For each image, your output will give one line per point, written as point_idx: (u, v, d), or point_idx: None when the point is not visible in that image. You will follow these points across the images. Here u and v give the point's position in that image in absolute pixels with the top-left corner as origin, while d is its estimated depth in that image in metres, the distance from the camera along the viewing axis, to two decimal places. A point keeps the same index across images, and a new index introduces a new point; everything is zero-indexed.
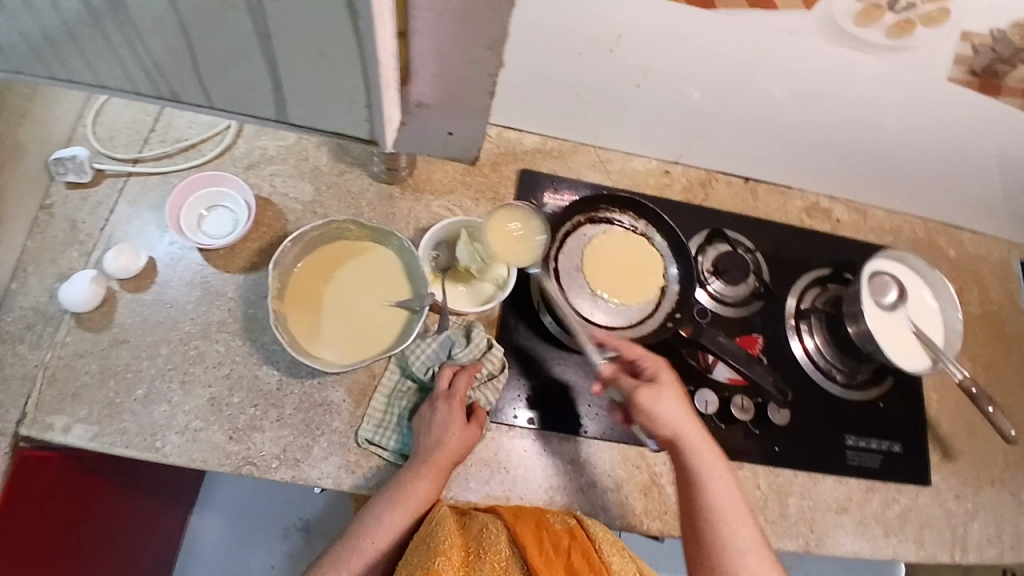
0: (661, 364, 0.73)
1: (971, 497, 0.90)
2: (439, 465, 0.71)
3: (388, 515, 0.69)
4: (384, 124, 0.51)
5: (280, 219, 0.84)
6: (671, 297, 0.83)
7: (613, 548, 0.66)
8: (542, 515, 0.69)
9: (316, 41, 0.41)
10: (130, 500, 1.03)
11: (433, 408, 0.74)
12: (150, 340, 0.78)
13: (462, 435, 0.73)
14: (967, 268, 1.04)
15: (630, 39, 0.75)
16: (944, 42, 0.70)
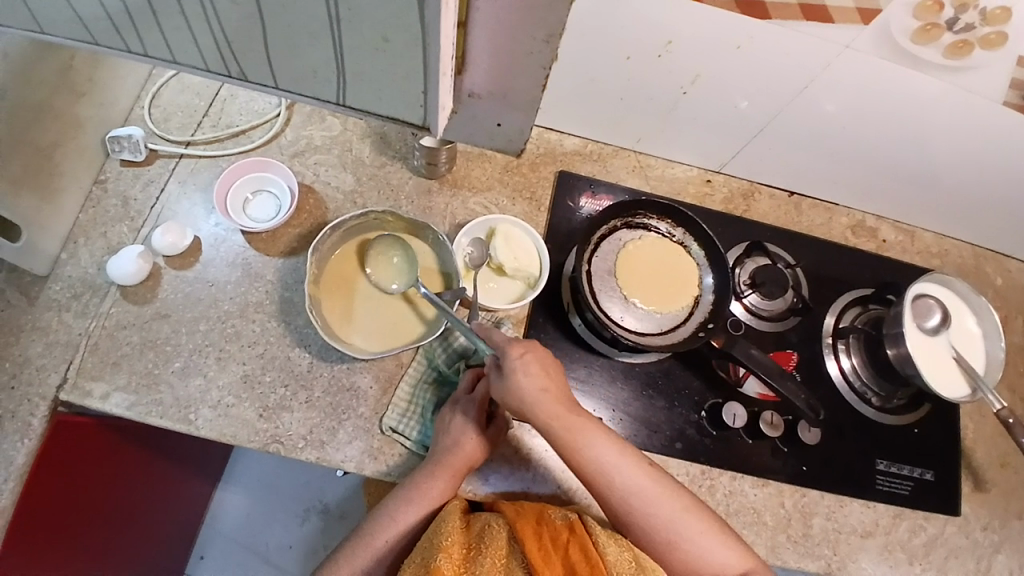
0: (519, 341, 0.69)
1: (1000, 530, 0.87)
2: (456, 465, 0.72)
3: (400, 512, 0.71)
4: (437, 111, 0.52)
5: (321, 206, 0.85)
6: (704, 308, 0.82)
7: (611, 539, 0.64)
8: (544, 510, 0.68)
9: (381, 29, 0.43)
10: (161, 469, 1.06)
11: (454, 409, 0.75)
12: (190, 316, 0.81)
13: (481, 436, 0.74)
14: (1012, 297, 1.01)
15: (679, 44, 0.74)
16: (1004, 65, 0.68)
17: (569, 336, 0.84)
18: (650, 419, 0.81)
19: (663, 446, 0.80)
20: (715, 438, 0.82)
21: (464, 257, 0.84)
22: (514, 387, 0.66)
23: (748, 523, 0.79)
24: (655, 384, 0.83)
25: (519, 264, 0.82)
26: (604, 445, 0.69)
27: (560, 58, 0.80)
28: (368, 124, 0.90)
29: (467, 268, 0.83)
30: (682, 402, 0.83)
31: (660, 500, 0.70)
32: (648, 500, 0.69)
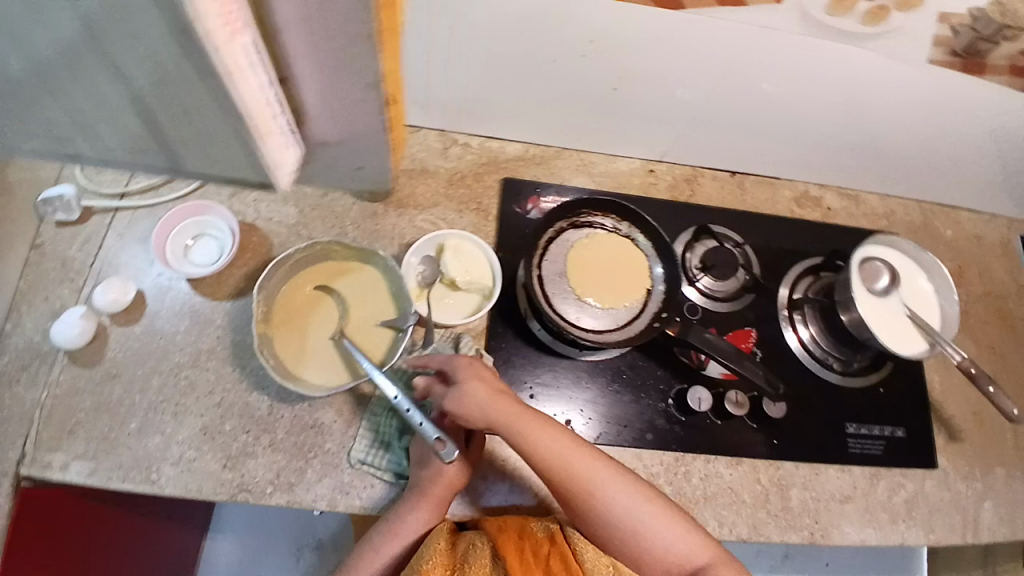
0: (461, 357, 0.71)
1: (979, 479, 0.88)
2: (438, 498, 0.71)
3: (384, 547, 0.70)
4: (277, 168, 0.56)
5: (266, 243, 0.83)
6: (657, 299, 0.82)
7: (588, 547, 0.67)
8: (526, 523, 0.69)
9: (214, 104, 0.48)
10: (142, 534, 1.01)
11: (431, 436, 0.74)
12: (142, 372, 0.78)
13: (460, 464, 0.72)
14: (965, 249, 1.02)
15: (601, 41, 0.74)
16: (926, 23, 0.68)
17: (529, 343, 0.83)
18: (620, 415, 0.81)
19: (636, 438, 0.80)
20: (685, 424, 0.82)
21: (416, 278, 0.83)
22: (458, 400, 0.67)
23: (729, 504, 0.79)
24: (618, 378, 0.83)
25: (471, 278, 0.83)
26: (552, 438, 0.68)
27: (487, 66, 0.79)
28: None
29: (417, 289, 0.82)
30: (649, 394, 0.83)
31: (616, 487, 0.69)
32: (603, 488, 0.68)
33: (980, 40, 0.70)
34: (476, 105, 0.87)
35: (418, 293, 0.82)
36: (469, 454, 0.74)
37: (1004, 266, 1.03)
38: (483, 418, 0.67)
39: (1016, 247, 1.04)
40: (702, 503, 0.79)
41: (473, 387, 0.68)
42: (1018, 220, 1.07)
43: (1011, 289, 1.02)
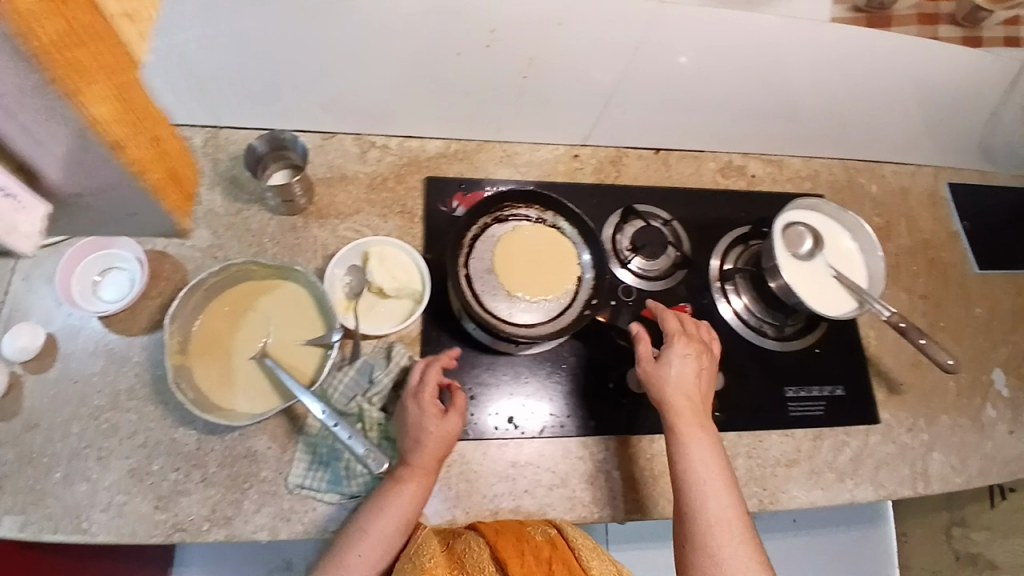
0: (683, 334, 0.78)
1: (924, 429, 0.91)
2: (424, 466, 0.69)
3: (372, 524, 0.67)
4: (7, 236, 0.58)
5: (180, 269, 0.80)
6: (587, 287, 0.82)
7: (593, 552, 0.64)
8: (522, 528, 0.67)
9: None
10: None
11: (405, 407, 0.72)
12: (63, 419, 0.74)
13: (439, 427, 0.70)
14: (892, 204, 1.03)
15: (503, 31, 0.73)
16: None
17: (465, 344, 0.83)
18: (562, 406, 0.83)
19: (577, 428, 0.82)
20: (627, 408, 0.84)
21: (344, 289, 0.80)
22: (678, 365, 0.76)
23: None
24: (559, 370, 0.84)
25: (399, 284, 0.80)
26: (695, 435, 0.73)
27: (391, 62, 0.77)
28: (213, 172, 0.84)
29: (347, 300, 0.80)
30: (588, 382, 0.84)
31: (716, 497, 0.69)
32: (701, 494, 0.69)
33: None
34: (390, 107, 0.84)
35: (346, 305, 0.79)
36: (448, 416, 0.71)
37: (933, 216, 1.04)
38: (686, 402, 0.74)
39: (944, 196, 1.05)
40: (650, 482, 0.82)
41: (683, 366, 0.76)
42: (945, 166, 1.07)
43: (942, 237, 1.03)
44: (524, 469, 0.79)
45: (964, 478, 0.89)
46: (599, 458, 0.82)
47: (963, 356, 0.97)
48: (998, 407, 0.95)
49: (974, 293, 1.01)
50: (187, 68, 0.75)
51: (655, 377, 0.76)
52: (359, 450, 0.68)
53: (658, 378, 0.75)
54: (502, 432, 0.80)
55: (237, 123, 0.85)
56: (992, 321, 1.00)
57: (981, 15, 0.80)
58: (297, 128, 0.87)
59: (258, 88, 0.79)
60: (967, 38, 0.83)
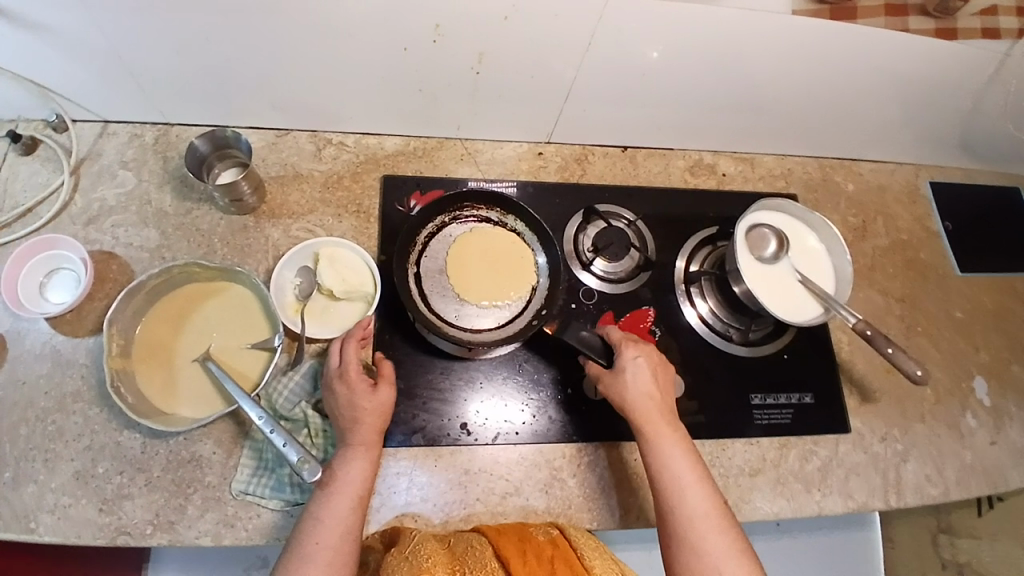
0: (637, 341, 0.74)
1: (898, 437, 0.88)
2: (365, 441, 0.68)
3: (325, 512, 0.64)
4: None
5: (127, 270, 0.79)
6: (538, 298, 0.80)
7: (594, 553, 0.64)
8: (525, 529, 0.67)
9: None
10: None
11: (332, 390, 0.71)
12: (8, 422, 0.72)
13: (372, 400, 0.70)
14: (869, 201, 1.00)
15: (449, 27, 0.70)
16: None
17: (418, 349, 0.81)
18: (518, 412, 0.80)
19: (534, 434, 0.80)
20: (586, 414, 0.82)
21: (293, 291, 0.79)
22: (634, 365, 0.71)
23: (638, 490, 0.80)
24: (515, 375, 0.81)
25: (349, 287, 0.78)
26: (662, 434, 0.69)
27: (335, 60, 0.74)
28: (166, 170, 0.83)
29: (296, 303, 0.78)
30: (546, 387, 0.82)
31: (694, 494, 0.66)
32: (679, 493, 0.66)
33: None
34: (343, 104, 0.83)
35: (296, 308, 0.78)
36: (378, 388, 0.71)
37: (912, 214, 1.01)
38: (650, 402, 0.70)
39: (924, 193, 1.03)
40: (607, 492, 0.80)
41: (639, 371, 0.71)
42: (927, 164, 1.05)
43: (921, 238, 1.00)
44: (477, 477, 0.77)
45: (940, 488, 0.86)
46: (556, 464, 0.80)
47: (941, 361, 0.93)
48: (977, 415, 0.91)
49: (954, 295, 0.98)
50: (123, 66, 0.73)
51: (614, 383, 0.72)
52: (293, 458, 0.66)
53: (616, 384, 0.71)
54: (453, 439, 0.78)
55: (188, 118, 0.84)
56: (972, 324, 0.96)
57: (954, 4, 0.74)
58: (249, 125, 0.86)
59: (205, 88, 0.78)
60: (941, 29, 0.77)
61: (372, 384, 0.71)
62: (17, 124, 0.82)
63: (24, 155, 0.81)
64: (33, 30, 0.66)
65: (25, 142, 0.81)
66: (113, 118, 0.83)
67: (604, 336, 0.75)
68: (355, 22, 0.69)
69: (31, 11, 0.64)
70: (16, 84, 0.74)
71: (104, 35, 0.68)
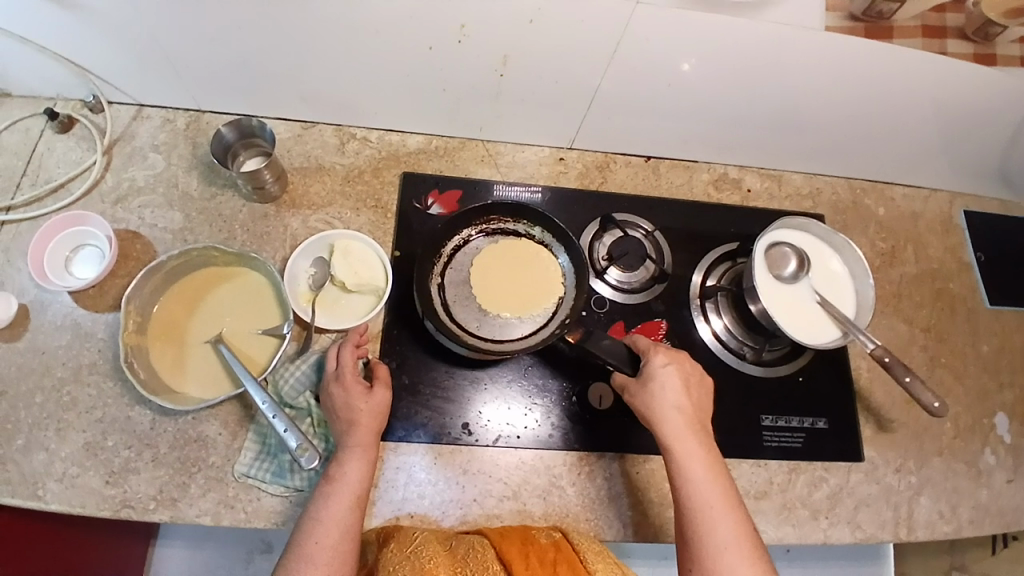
0: (667, 349, 0.72)
1: (914, 471, 0.85)
2: (361, 443, 0.69)
3: (324, 512, 0.65)
4: None
5: (150, 249, 0.81)
6: (565, 308, 0.80)
7: (597, 557, 0.63)
8: (528, 532, 0.68)
9: None
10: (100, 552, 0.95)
11: (328, 392, 0.71)
12: (27, 389, 0.74)
13: (368, 402, 0.70)
14: (899, 227, 0.97)
15: (475, 27, 0.71)
16: None
17: (426, 346, 0.81)
18: (521, 417, 0.80)
19: (536, 439, 0.79)
20: (589, 423, 0.81)
21: (307, 280, 0.80)
22: (663, 381, 0.69)
23: (637, 504, 0.79)
24: (520, 379, 0.81)
25: (361, 281, 0.78)
26: (692, 453, 0.66)
27: (359, 54, 0.75)
28: (194, 155, 0.85)
29: (308, 292, 0.79)
30: (551, 393, 0.81)
31: (724, 521, 0.63)
32: (707, 520, 0.63)
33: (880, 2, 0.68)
34: (368, 100, 0.84)
35: (309, 297, 0.79)
36: (374, 390, 0.71)
37: (944, 242, 0.97)
38: (679, 418, 0.68)
39: (957, 222, 0.99)
40: (605, 504, 0.78)
41: (672, 384, 0.69)
42: (964, 192, 1.01)
43: (952, 267, 0.96)
44: (475, 478, 0.77)
45: (954, 527, 0.83)
46: (555, 472, 0.79)
47: (964, 396, 0.89)
48: (999, 454, 0.87)
49: (982, 328, 0.94)
50: (159, 51, 0.75)
51: (642, 395, 0.69)
52: (292, 445, 0.67)
53: (646, 397, 0.69)
54: (454, 438, 0.78)
55: (218, 106, 0.86)
56: (1000, 360, 0.92)
57: (994, 31, 0.72)
58: (276, 115, 0.88)
59: (234, 77, 0.80)
60: (979, 54, 0.75)
61: (368, 387, 0.71)
62: (56, 103, 0.85)
63: (61, 132, 0.84)
64: (77, 13, 0.69)
65: (62, 121, 0.84)
66: (148, 102, 0.86)
67: (631, 345, 0.73)
68: (382, 17, 0.69)
69: None
70: (58, 63, 0.78)
71: (141, 20, 0.70)
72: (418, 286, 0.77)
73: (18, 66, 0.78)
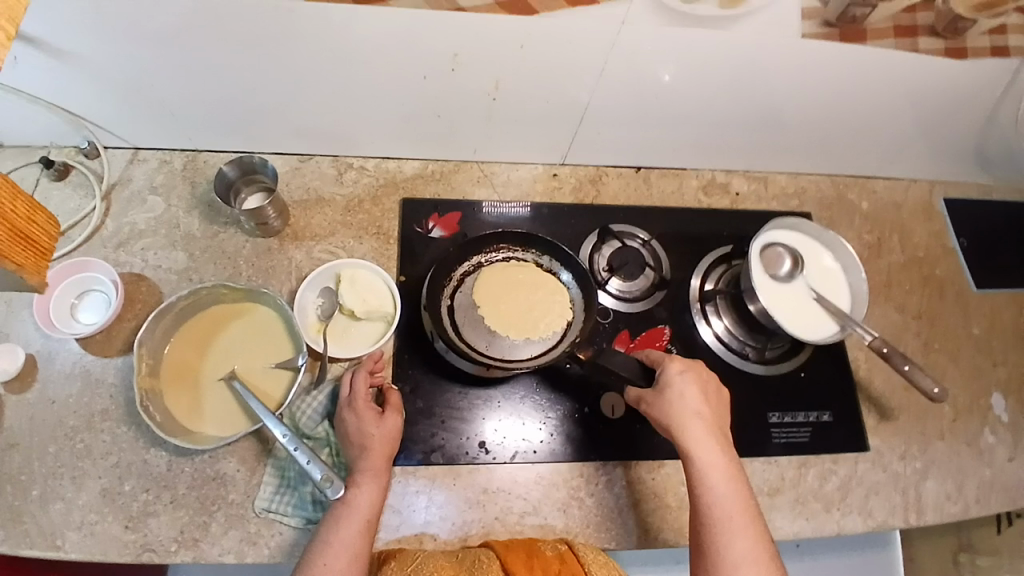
0: (680, 359, 0.74)
1: (918, 455, 0.87)
2: (374, 467, 0.69)
3: (334, 535, 0.65)
4: None
5: (155, 291, 0.81)
6: (573, 331, 0.81)
7: (603, 571, 0.63)
8: (532, 544, 0.67)
9: None
10: None
11: (343, 417, 0.72)
12: (40, 440, 0.74)
13: (380, 427, 0.71)
14: (884, 219, 1.01)
15: (466, 55, 0.73)
16: None
17: (438, 369, 0.82)
18: (535, 431, 0.81)
19: (552, 453, 0.80)
20: (603, 432, 0.82)
21: (316, 310, 0.81)
22: (679, 395, 0.71)
23: (655, 508, 0.80)
24: (532, 394, 0.82)
25: (369, 308, 0.79)
26: (711, 466, 0.68)
27: (352, 85, 0.77)
28: (193, 195, 0.86)
29: (319, 323, 0.80)
30: (564, 406, 0.83)
31: (741, 537, 0.65)
32: (725, 534, 0.65)
33: (854, 6, 0.69)
34: (362, 128, 0.85)
35: (318, 327, 0.80)
36: (386, 416, 0.72)
37: (928, 231, 1.01)
38: (701, 430, 0.70)
39: (939, 210, 1.03)
40: (625, 511, 0.80)
41: (693, 399, 0.71)
42: (942, 181, 1.05)
43: (937, 254, 1.00)
44: (495, 496, 0.78)
45: (961, 507, 0.85)
46: (573, 483, 0.80)
47: (960, 378, 0.92)
48: (997, 432, 0.90)
49: (971, 312, 0.97)
50: (154, 94, 0.76)
51: (663, 406, 0.71)
52: (317, 476, 0.67)
53: (665, 407, 0.71)
54: (471, 457, 0.79)
55: (214, 145, 0.87)
56: (991, 341, 0.96)
57: (963, 25, 0.73)
58: (272, 150, 0.89)
59: (231, 115, 0.81)
60: (950, 49, 0.76)
61: (380, 412, 0.73)
62: (50, 151, 0.85)
63: (57, 180, 0.85)
64: (69, 61, 0.69)
65: (58, 169, 0.84)
66: (143, 145, 0.87)
67: (644, 359, 0.76)
68: (373, 49, 0.71)
69: (70, 45, 0.67)
70: (52, 113, 0.78)
71: (135, 65, 0.71)
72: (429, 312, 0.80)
73: (12, 118, 0.78)
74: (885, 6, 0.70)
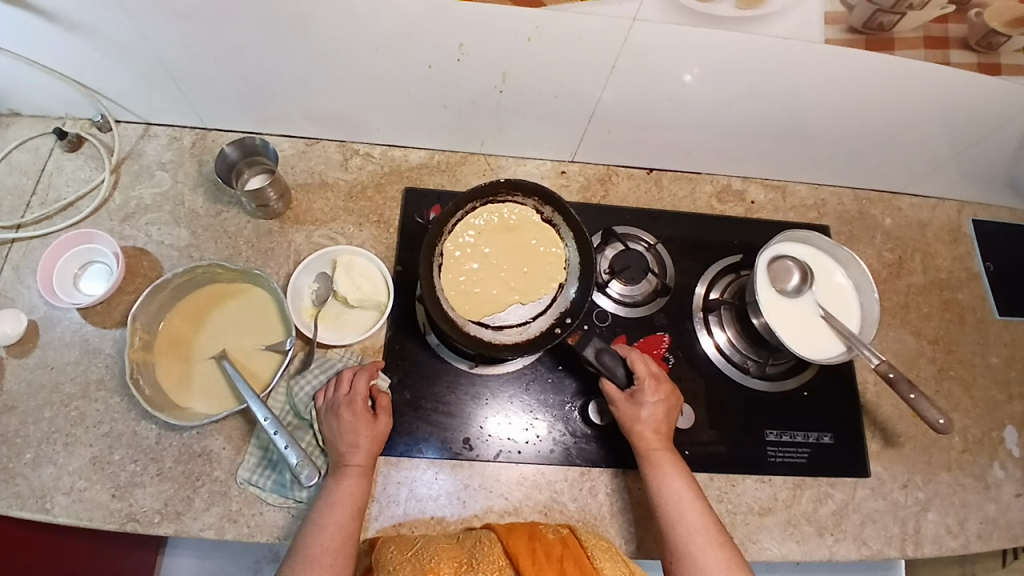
0: (661, 373, 0.75)
1: (921, 485, 0.83)
2: (358, 464, 0.69)
3: (326, 518, 0.66)
4: None
5: (157, 266, 0.82)
6: (564, 298, 0.78)
7: (605, 554, 0.62)
8: (535, 527, 0.66)
9: None
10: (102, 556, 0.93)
11: (337, 416, 0.71)
12: (35, 404, 0.75)
13: (373, 429, 0.71)
14: (906, 236, 0.96)
15: (473, 45, 0.71)
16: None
17: (428, 361, 0.81)
18: (522, 431, 0.80)
19: (536, 454, 0.79)
20: (592, 438, 0.81)
21: (311, 294, 0.81)
22: (645, 404, 0.73)
23: (639, 520, 0.78)
24: (522, 394, 0.81)
25: (363, 296, 0.79)
26: (663, 462, 0.72)
27: (358, 72, 0.76)
28: (200, 173, 0.87)
29: (313, 307, 0.80)
30: (553, 408, 0.81)
31: (691, 507, 0.69)
32: (676, 508, 0.69)
33: (881, 12, 0.64)
34: (367, 115, 0.84)
35: (312, 312, 0.80)
36: (379, 418, 0.72)
37: (952, 253, 0.96)
38: (656, 435, 0.73)
39: (965, 232, 0.98)
40: (609, 518, 0.78)
41: (654, 407, 0.73)
42: (972, 202, 0.99)
43: (959, 277, 0.95)
44: (476, 493, 0.77)
45: (962, 542, 0.81)
46: (556, 488, 0.78)
47: (972, 409, 0.88)
48: (1007, 467, 0.86)
49: (991, 340, 0.92)
50: (165, 72, 0.76)
51: (627, 414, 0.73)
52: (293, 461, 0.69)
53: (631, 416, 0.73)
54: (456, 453, 0.78)
55: (224, 124, 0.87)
56: (1009, 372, 0.91)
57: (998, 40, 0.68)
58: (280, 132, 0.89)
59: (239, 96, 0.81)
60: (983, 63, 0.71)
61: (374, 413, 0.72)
62: (65, 122, 0.87)
63: (70, 151, 0.86)
64: (79, 33, 0.70)
65: (71, 140, 0.85)
66: (155, 121, 0.87)
67: (627, 361, 0.74)
68: (378, 37, 0.70)
69: (80, 18, 0.67)
70: (65, 83, 0.79)
71: (144, 41, 0.71)
72: (422, 264, 0.73)
73: (26, 85, 0.79)
74: (916, 14, 0.64)
